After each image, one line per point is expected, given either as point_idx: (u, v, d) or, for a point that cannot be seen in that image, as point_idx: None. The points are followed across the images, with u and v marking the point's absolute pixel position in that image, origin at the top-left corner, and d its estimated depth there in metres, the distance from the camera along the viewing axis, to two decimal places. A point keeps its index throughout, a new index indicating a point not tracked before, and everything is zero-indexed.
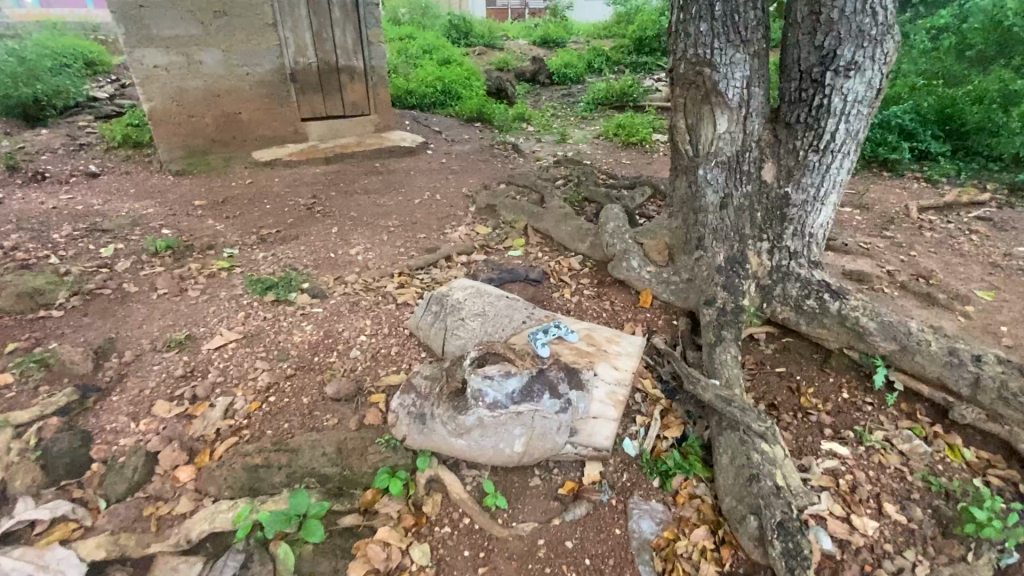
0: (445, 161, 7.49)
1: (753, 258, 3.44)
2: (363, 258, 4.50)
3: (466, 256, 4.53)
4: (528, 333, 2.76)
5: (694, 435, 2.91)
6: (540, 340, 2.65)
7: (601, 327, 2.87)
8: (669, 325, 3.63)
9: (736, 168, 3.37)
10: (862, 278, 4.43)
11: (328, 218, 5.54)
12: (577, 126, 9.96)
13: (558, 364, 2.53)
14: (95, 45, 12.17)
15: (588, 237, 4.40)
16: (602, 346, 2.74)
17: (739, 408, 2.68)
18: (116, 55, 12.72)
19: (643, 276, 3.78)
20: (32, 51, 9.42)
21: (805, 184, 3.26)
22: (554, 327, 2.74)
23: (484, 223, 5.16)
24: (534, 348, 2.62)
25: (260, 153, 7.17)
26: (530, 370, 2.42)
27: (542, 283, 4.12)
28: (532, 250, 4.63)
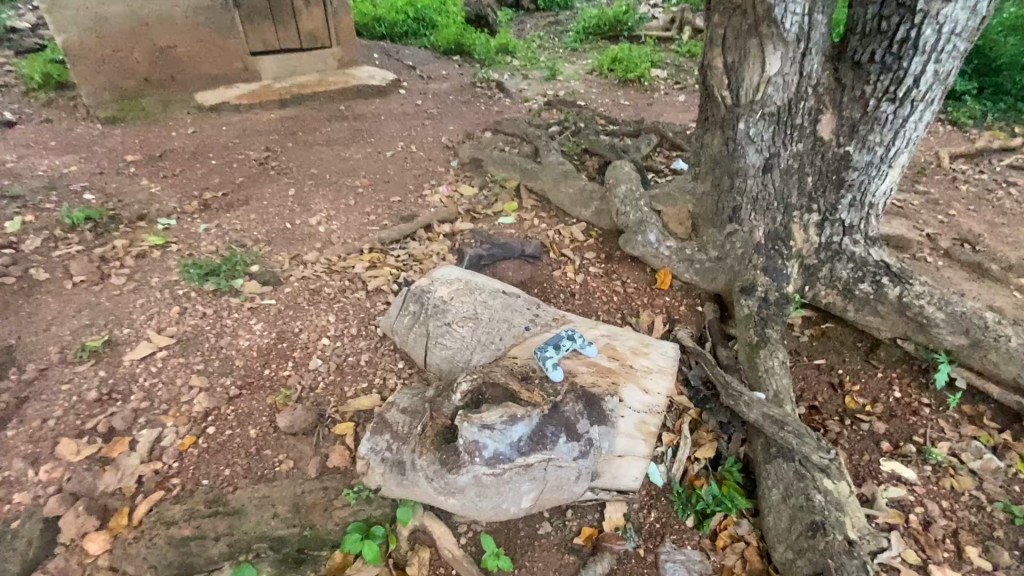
0: (420, 103, 6.54)
1: (799, 233, 2.85)
2: (327, 231, 3.80)
3: (449, 225, 3.84)
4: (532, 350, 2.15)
5: (731, 456, 2.43)
6: (550, 361, 2.04)
7: (623, 335, 2.29)
8: (693, 312, 3.08)
9: (785, 121, 2.69)
10: (903, 245, 3.89)
11: (285, 177, 4.73)
12: (567, 58, 8.91)
13: (575, 395, 1.96)
14: None
15: (593, 201, 3.74)
16: (627, 361, 2.17)
17: (796, 435, 2.17)
18: None
19: (662, 252, 3.14)
20: None
21: (872, 143, 2.61)
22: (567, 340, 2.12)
23: (468, 181, 4.42)
24: (543, 372, 2.02)
25: (204, 96, 6.14)
26: (539, 408, 1.85)
27: (540, 259, 3.49)
28: (527, 216, 3.96)
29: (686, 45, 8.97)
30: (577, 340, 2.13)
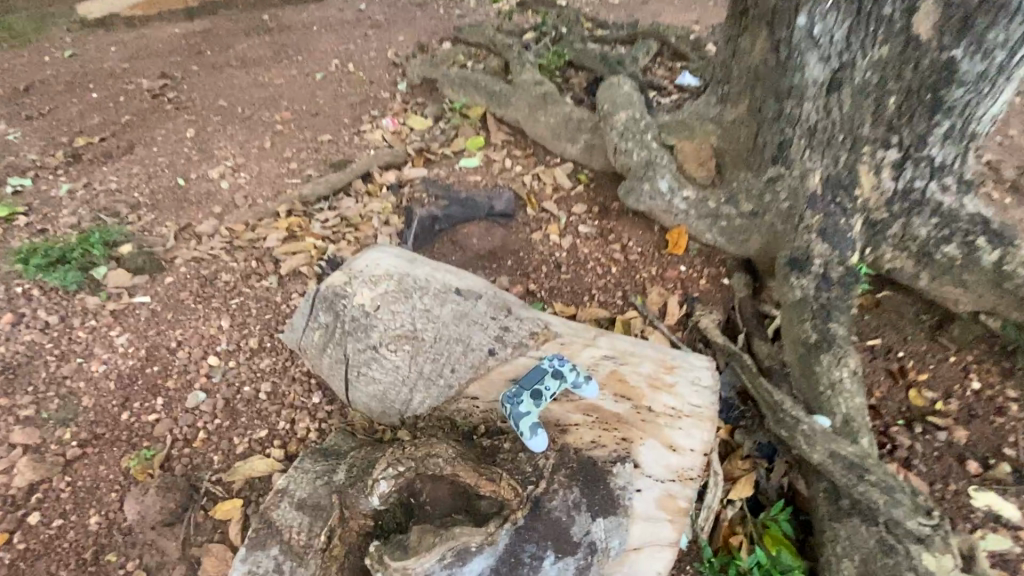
0: (364, 7, 5.26)
1: (868, 178, 2.05)
2: (231, 188, 2.87)
3: (394, 172, 2.93)
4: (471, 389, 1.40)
5: (773, 498, 1.83)
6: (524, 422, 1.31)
7: (636, 355, 1.57)
8: (715, 286, 2.34)
9: (866, 14, 1.78)
10: None
11: (185, 114, 3.68)
12: None
13: (568, 475, 1.30)
14: None
15: (581, 134, 2.85)
16: (642, 398, 1.46)
17: (882, 488, 1.51)
18: None
19: (676, 206, 2.39)
20: None
21: (988, 44, 1.76)
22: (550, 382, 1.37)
23: (420, 110, 3.43)
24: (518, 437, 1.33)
25: (86, 6, 4.82)
26: (508, 520, 1.23)
27: (513, 218, 2.67)
28: (496, 156, 3.06)
29: None
30: (569, 378, 1.38)
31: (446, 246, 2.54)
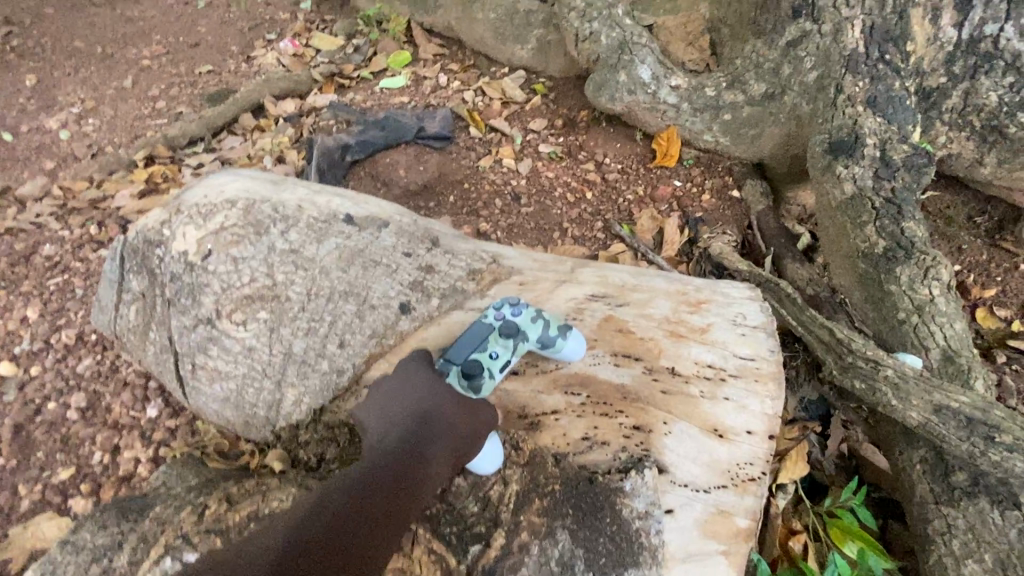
0: None
1: (921, 29, 1.51)
2: (74, 137, 2.15)
3: (293, 101, 2.26)
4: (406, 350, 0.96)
5: (826, 480, 1.34)
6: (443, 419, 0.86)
7: (646, 302, 1.07)
8: (724, 200, 1.78)
9: None
10: None
11: (30, 61, 2.89)
12: None
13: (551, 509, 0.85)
14: None
15: (531, 27, 2.21)
16: (665, 361, 0.99)
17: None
18: None
19: (662, 100, 1.79)
20: None
21: None
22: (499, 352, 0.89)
23: (329, 28, 2.73)
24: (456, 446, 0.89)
25: None
26: None
27: (453, 141, 2.04)
28: (427, 72, 2.40)
29: None
30: (531, 336, 0.91)
31: (364, 185, 1.91)
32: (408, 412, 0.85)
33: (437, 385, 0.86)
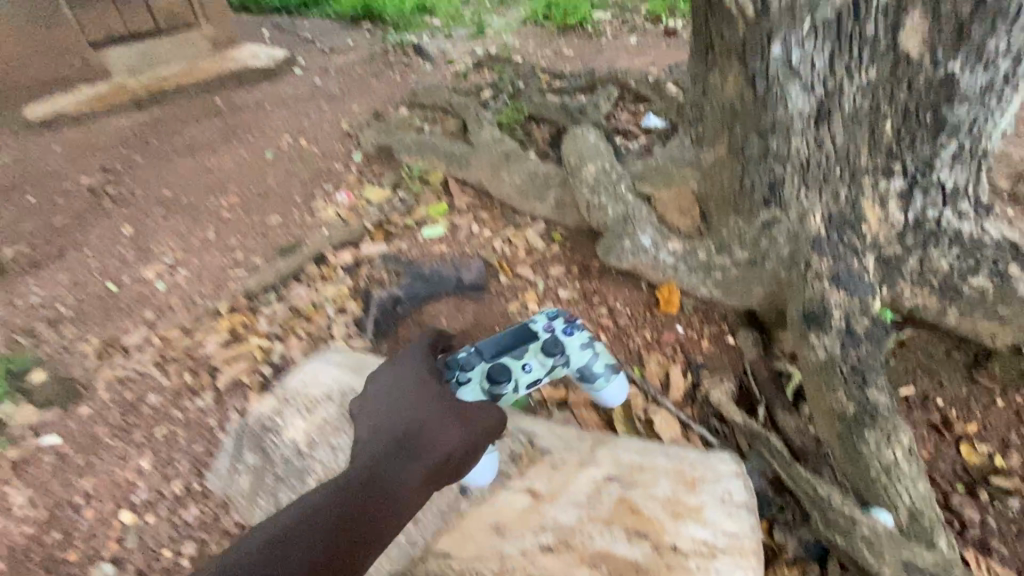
0: (319, 82, 5.16)
1: (873, 211, 1.82)
2: (168, 287, 2.57)
3: (350, 252, 2.68)
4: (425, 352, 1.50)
5: None
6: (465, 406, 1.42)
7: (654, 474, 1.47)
8: (720, 349, 2.08)
9: (848, 37, 1.60)
10: None
11: (124, 207, 3.41)
12: (494, 11, 7.48)
13: None
14: None
15: (550, 189, 2.65)
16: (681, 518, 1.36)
17: None
18: None
19: (663, 262, 2.12)
20: None
21: (989, 55, 1.59)
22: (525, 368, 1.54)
23: (378, 180, 3.22)
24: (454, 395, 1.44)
25: (29, 109, 4.68)
26: None
27: (486, 290, 2.39)
28: (462, 221, 2.83)
29: None
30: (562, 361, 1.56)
31: (412, 331, 2.25)
32: (403, 425, 1.26)
33: (425, 398, 1.31)
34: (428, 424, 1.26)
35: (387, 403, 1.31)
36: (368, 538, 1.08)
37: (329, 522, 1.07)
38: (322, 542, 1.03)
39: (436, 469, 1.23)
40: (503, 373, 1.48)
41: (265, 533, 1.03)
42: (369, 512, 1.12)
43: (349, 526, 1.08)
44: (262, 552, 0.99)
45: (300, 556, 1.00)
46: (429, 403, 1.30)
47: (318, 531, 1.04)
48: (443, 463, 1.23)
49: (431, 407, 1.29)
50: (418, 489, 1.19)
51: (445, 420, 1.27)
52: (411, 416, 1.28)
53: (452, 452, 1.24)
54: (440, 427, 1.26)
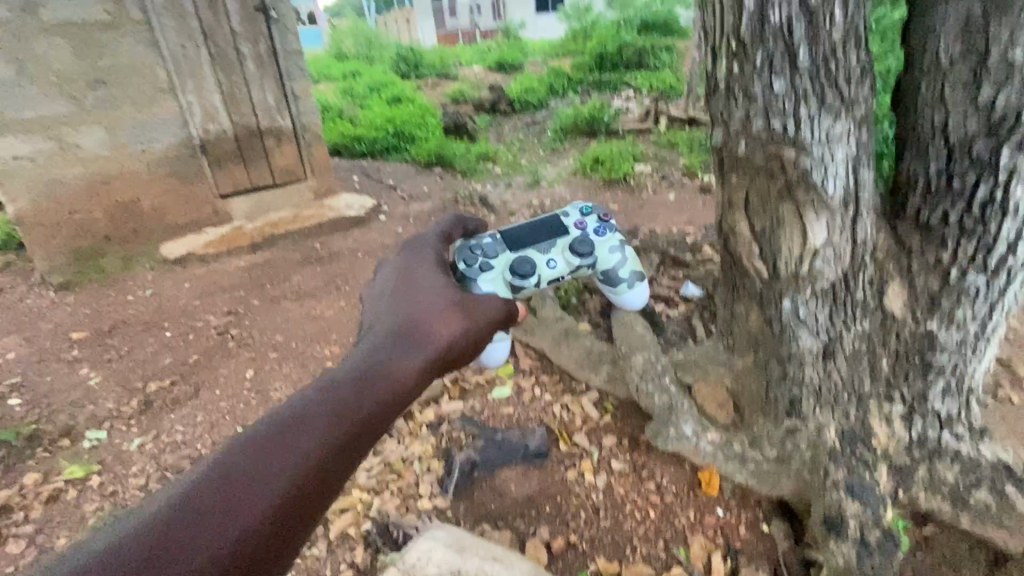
0: (401, 231, 6.08)
1: (881, 428, 2.21)
2: None
3: (433, 410, 3.17)
4: (472, 241, 2.53)
5: None
6: (494, 286, 2.45)
7: None
8: (752, 533, 2.42)
9: (843, 299, 2.11)
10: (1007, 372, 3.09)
11: (245, 348, 4.15)
12: (549, 159, 8.53)
13: None
14: None
15: (604, 365, 3.12)
16: None
17: None
18: None
19: (703, 449, 2.50)
20: None
21: (960, 319, 2.05)
22: (547, 264, 2.55)
23: None
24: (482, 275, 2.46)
25: (169, 249, 5.75)
26: None
27: (548, 457, 2.79)
28: (526, 384, 3.32)
29: (665, 136, 8.89)
30: (570, 253, 2.59)
31: (486, 493, 2.69)
32: (417, 323, 1.85)
33: (433, 307, 1.92)
34: (430, 319, 1.88)
35: (398, 307, 1.93)
36: (388, 389, 1.63)
37: (357, 382, 1.61)
38: (349, 405, 1.53)
39: (439, 349, 1.81)
40: (529, 267, 2.50)
41: (308, 398, 1.52)
42: (384, 381, 1.64)
43: (368, 389, 1.60)
44: (311, 405, 1.50)
45: (342, 402, 1.53)
46: (437, 310, 1.91)
47: (351, 388, 1.58)
48: (441, 344, 1.82)
49: (437, 313, 1.90)
50: (423, 360, 1.75)
51: (442, 315, 1.90)
52: (418, 313, 1.89)
53: (449, 339, 1.85)
54: (436, 320, 1.88)
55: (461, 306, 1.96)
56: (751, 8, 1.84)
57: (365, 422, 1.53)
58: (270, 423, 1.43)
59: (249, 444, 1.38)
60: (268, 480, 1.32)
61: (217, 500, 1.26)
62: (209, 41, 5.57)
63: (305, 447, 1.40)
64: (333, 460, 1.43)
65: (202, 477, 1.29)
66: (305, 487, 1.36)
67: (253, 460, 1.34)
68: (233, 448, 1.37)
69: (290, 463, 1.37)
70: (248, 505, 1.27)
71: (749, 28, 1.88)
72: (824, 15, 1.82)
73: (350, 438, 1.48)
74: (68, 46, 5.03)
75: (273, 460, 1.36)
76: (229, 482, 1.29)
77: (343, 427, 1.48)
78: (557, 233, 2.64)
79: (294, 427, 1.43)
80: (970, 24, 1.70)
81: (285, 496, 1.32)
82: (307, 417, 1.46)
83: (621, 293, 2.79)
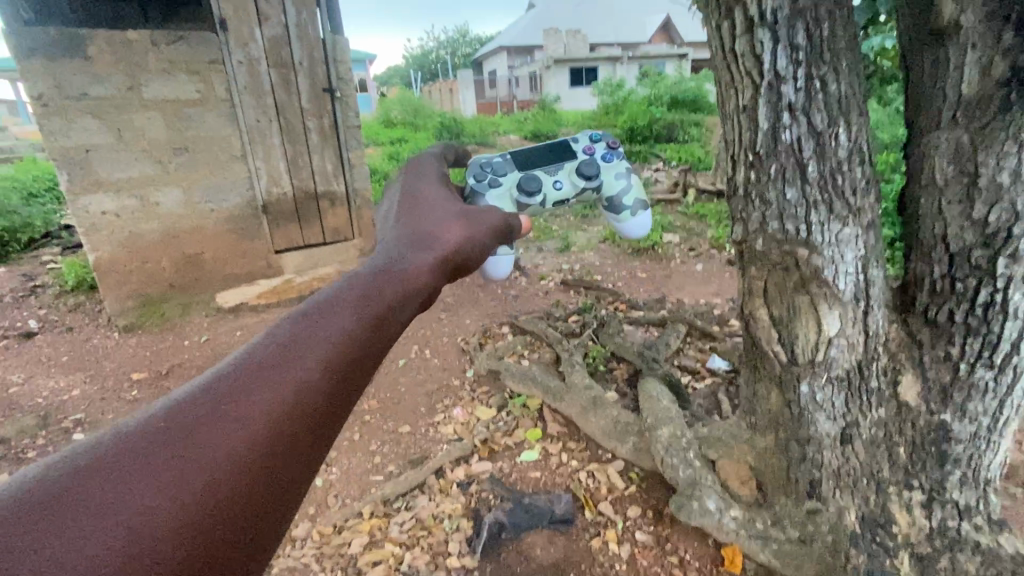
0: None
1: (902, 515, 2.28)
2: (324, 484, 3.44)
3: (463, 468, 3.39)
4: (483, 160, 2.56)
5: None
6: (502, 201, 2.48)
7: None
8: None
9: (857, 386, 2.26)
10: None
11: None
12: (581, 227, 8.96)
13: None
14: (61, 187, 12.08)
15: (630, 435, 3.25)
16: None
17: None
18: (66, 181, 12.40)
19: (726, 525, 2.58)
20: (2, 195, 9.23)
21: (972, 412, 2.15)
22: (553, 185, 2.64)
23: (486, 401, 4.04)
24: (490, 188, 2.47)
25: (225, 297, 6.22)
26: None
27: (574, 523, 2.91)
28: (553, 449, 3.47)
29: (692, 207, 9.22)
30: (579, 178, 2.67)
31: (512, 556, 2.79)
32: (421, 233, 1.47)
33: (438, 219, 1.57)
34: (432, 234, 1.48)
35: (396, 228, 1.53)
36: (390, 301, 1.18)
37: (346, 295, 1.15)
38: (359, 305, 1.13)
39: (443, 259, 1.40)
40: (535, 184, 2.57)
41: (299, 311, 1.11)
42: (394, 283, 1.23)
43: (379, 289, 1.20)
44: (291, 324, 1.06)
45: (346, 309, 1.11)
46: (444, 216, 1.59)
47: (340, 302, 1.13)
48: (446, 255, 1.42)
49: (443, 220, 1.57)
50: (427, 271, 1.33)
51: (445, 231, 1.51)
52: (418, 230, 1.49)
53: (459, 241, 1.49)
54: (440, 233, 1.49)
55: (465, 223, 1.59)
56: (765, 128, 2.12)
57: (380, 325, 1.13)
58: (239, 357, 1.00)
59: (206, 382, 0.94)
60: (270, 387, 0.94)
61: (163, 446, 0.82)
62: (281, 116, 6.11)
63: (313, 359, 1.00)
64: (344, 378, 1.03)
65: (136, 426, 0.85)
66: (300, 421, 0.93)
67: (214, 394, 0.91)
68: (182, 394, 0.93)
69: (272, 395, 0.93)
70: (226, 423, 0.88)
71: (762, 144, 2.15)
72: (830, 138, 2.07)
73: (355, 357, 1.05)
74: (160, 117, 5.58)
75: (247, 394, 0.92)
76: (180, 425, 0.85)
77: (343, 344, 1.04)
78: (564, 156, 2.72)
79: (275, 354, 0.99)
80: (960, 151, 1.93)
81: (268, 436, 0.88)
82: (295, 339, 1.02)
83: (624, 221, 2.90)
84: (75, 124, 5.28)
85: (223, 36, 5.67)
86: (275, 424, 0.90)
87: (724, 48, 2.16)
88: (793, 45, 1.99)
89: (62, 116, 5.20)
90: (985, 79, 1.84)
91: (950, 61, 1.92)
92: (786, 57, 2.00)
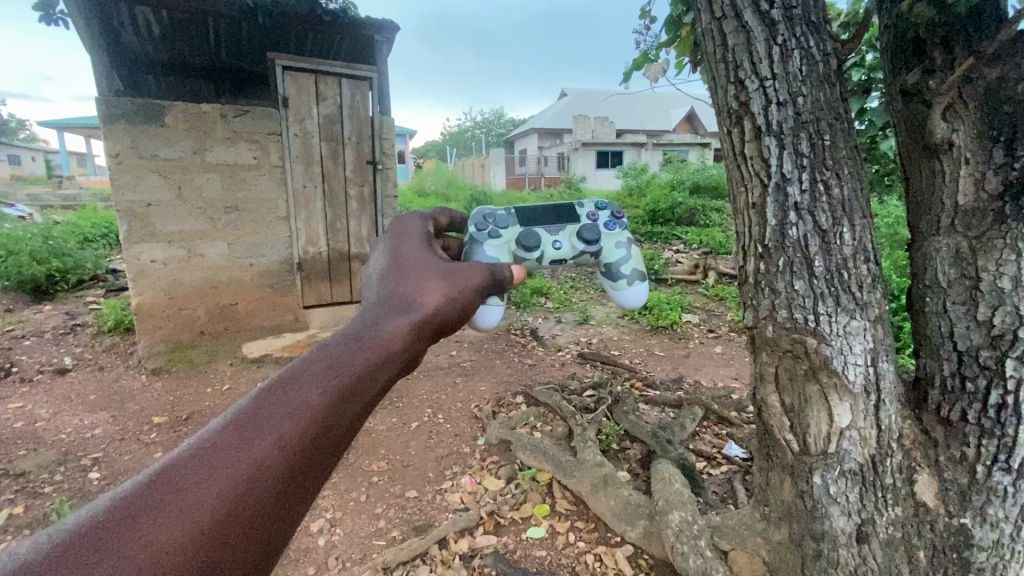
0: (456, 352, 6.52)
1: None
2: (326, 544, 3.41)
3: (467, 539, 3.33)
4: (486, 210, 2.50)
5: None
6: (498, 252, 2.42)
7: None
8: None
9: (872, 481, 2.24)
10: None
11: None
12: (600, 301, 9.14)
13: None
14: (112, 233, 12.98)
15: (640, 517, 3.18)
16: None
17: None
18: (114, 228, 13.27)
19: None
20: (58, 239, 9.91)
21: (992, 517, 2.04)
22: (552, 244, 2.54)
23: (496, 471, 4.02)
24: (477, 242, 2.40)
25: (252, 347, 6.47)
26: None
27: None
28: (560, 527, 3.40)
29: (713, 289, 9.33)
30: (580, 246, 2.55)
31: None
32: (405, 292, 1.39)
33: (425, 275, 1.47)
34: (418, 288, 1.40)
35: (382, 278, 1.47)
36: (358, 374, 1.13)
37: (315, 365, 1.11)
38: (321, 385, 1.08)
39: (425, 319, 1.33)
40: (533, 240, 2.48)
41: (265, 383, 1.09)
42: (365, 353, 1.17)
43: (344, 363, 1.13)
44: (255, 399, 1.05)
45: (308, 387, 1.07)
46: (433, 271, 1.49)
47: (301, 377, 1.09)
48: (429, 314, 1.34)
49: (431, 278, 1.46)
50: (402, 335, 1.25)
51: (434, 287, 1.43)
52: (403, 284, 1.42)
53: (441, 304, 1.39)
54: (425, 289, 1.41)
55: (456, 275, 1.51)
56: (775, 223, 2.28)
57: (340, 406, 1.09)
58: (187, 441, 1.00)
59: (168, 460, 0.96)
60: (221, 477, 0.95)
61: (115, 533, 0.86)
62: (326, 183, 6.62)
63: (265, 447, 0.99)
64: (299, 462, 1.02)
65: (89, 514, 0.89)
66: (240, 520, 0.94)
67: (167, 481, 0.93)
68: (129, 482, 0.95)
69: (214, 493, 0.93)
70: (176, 515, 0.90)
71: (771, 238, 2.30)
72: (835, 236, 2.20)
73: (308, 446, 1.03)
74: (218, 179, 6.04)
75: (189, 491, 0.92)
76: (121, 522, 0.88)
77: (298, 432, 1.02)
78: (568, 217, 2.63)
79: (231, 438, 0.99)
80: (961, 256, 2.03)
81: (209, 537, 0.91)
82: (246, 426, 1.01)
83: (620, 289, 2.61)
84: (143, 181, 5.69)
85: (285, 111, 6.24)
86: (217, 523, 0.92)
87: (735, 151, 2.37)
88: (797, 152, 2.19)
89: (132, 172, 5.62)
90: (979, 191, 1.98)
91: (945, 174, 2.07)
92: (791, 161, 2.20)
